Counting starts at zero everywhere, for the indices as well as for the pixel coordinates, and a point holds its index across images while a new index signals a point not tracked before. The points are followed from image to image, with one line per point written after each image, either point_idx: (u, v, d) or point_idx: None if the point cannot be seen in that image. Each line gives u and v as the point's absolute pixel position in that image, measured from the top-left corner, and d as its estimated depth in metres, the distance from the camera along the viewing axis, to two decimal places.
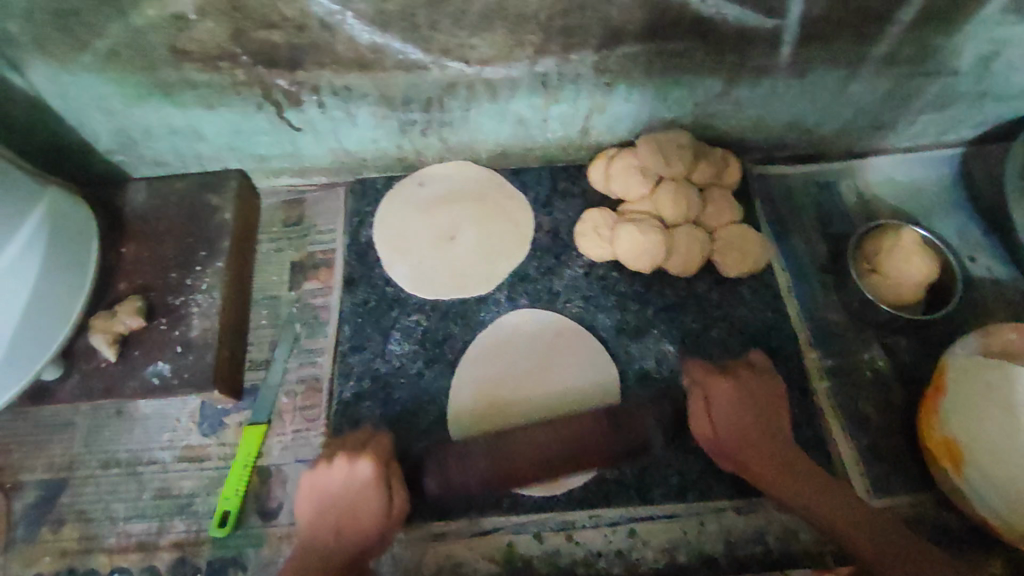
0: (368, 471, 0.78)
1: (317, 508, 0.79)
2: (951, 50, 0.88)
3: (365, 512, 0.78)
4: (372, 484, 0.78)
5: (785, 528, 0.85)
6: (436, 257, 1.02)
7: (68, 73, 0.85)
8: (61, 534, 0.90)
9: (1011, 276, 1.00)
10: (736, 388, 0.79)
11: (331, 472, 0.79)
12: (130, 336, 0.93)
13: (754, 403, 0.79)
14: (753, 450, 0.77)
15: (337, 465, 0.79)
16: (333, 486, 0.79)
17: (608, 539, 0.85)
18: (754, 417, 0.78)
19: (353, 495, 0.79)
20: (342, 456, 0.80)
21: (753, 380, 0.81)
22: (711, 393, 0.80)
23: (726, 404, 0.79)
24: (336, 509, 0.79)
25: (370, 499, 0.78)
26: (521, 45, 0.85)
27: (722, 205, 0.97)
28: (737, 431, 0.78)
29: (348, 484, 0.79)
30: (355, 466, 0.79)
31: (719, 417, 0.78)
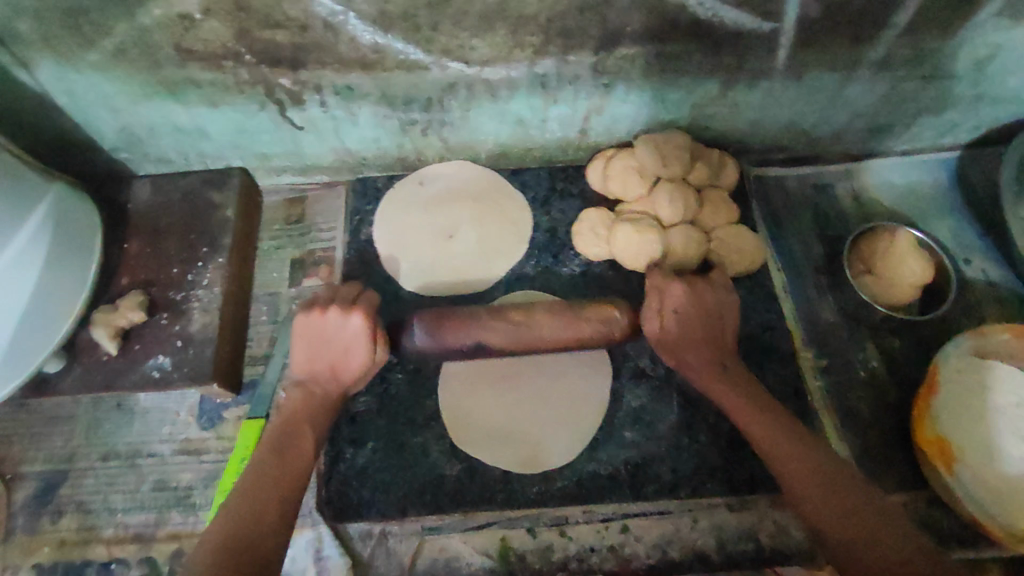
0: (359, 322, 0.81)
1: (311, 351, 0.83)
2: (946, 55, 0.89)
3: (355, 358, 0.82)
4: (364, 335, 0.81)
5: (778, 526, 0.87)
6: (434, 254, 1.03)
7: (76, 70, 0.87)
8: (60, 525, 0.91)
9: (1007, 279, 1.01)
10: (688, 291, 0.87)
11: (326, 317, 0.82)
12: (131, 330, 0.94)
13: (702, 305, 0.87)
14: (693, 347, 0.85)
15: (333, 312, 0.82)
16: (326, 332, 0.82)
17: (601, 534, 0.88)
18: (700, 319, 0.86)
19: (346, 342, 0.82)
20: (337, 305, 0.82)
21: (711, 292, 0.88)
22: (665, 292, 0.87)
23: (678, 308, 0.86)
24: (328, 358, 0.82)
25: (363, 349, 0.81)
26: (520, 47, 0.86)
27: (718, 205, 0.98)
28: (685, 331, 0.85)
29: (339, 331, 0.82)
30: (351, 315, 0.81)
31: (669, 315, 0.86)
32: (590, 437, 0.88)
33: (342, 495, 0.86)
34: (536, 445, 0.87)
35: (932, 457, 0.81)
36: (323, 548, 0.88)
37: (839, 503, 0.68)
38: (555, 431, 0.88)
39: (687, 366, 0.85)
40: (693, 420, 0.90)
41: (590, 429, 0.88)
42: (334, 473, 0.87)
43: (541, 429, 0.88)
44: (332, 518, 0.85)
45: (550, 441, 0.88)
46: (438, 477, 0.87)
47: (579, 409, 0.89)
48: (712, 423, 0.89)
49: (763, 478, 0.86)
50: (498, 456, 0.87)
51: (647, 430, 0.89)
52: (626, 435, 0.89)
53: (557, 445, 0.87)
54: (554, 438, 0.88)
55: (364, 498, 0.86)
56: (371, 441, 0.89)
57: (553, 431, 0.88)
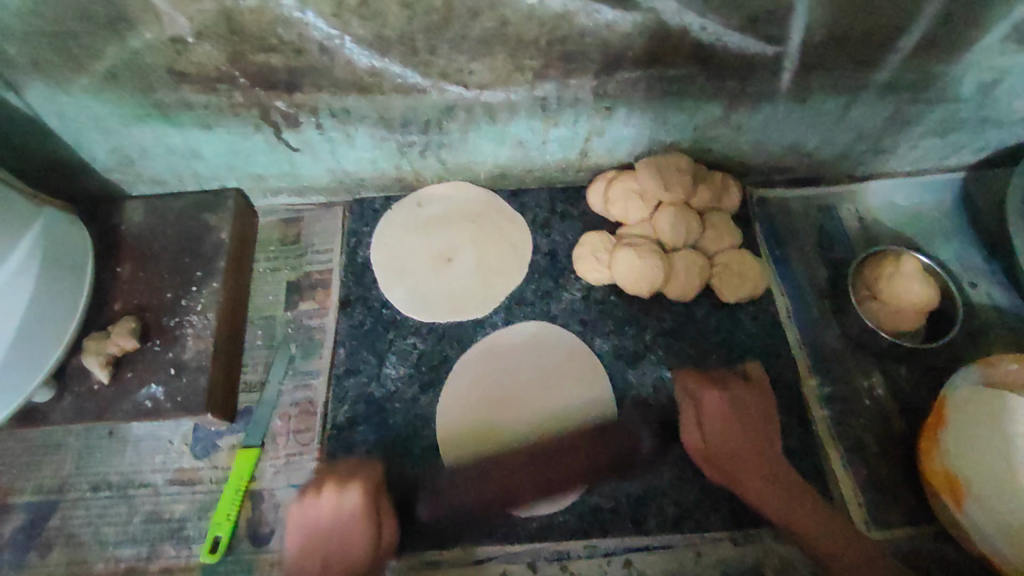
0: (356, 498, 0.78)
1: (307, 545, 0.76)
2: (951, 78, 0.88)
3: (358, 544, 0.76)
4: (363, 517, 0.77)
5: (783, 561, 0.83)
6: (432, 278, 1.02)
7: (66, 93, 0.85)
8: (49, 559, 0.89)
9: (1013, 303, 0.99)
10: (727, 401, 0.80)
11: (320, 504, 0.78)
12: (123, 358, 0.92)
13: (743, 415, 0.80)
14: (742, 457, 0.78)
15: (325, 496, 0.78)
16: (320, 522, 0.77)
17: (603, 568, 0.83)
18: (746, 429, 0.79)
19: (346, 528, 0.77)
20: (330, 485, 0.79)
21: (747, 395, 0.82)
22: (701, 402, 0.81)
23: (717, 415, 0.79)
24: (327, 543, 0.76)
25: (365, 530, 0.77)
26: (520, 71, 0.84)
27: (722, 230, 0.96)
28: (728, 440, 0.78)
29: (337, 516, 0.77)
30: (346, 492, 0.79)
31: (712, 433, 0.78)
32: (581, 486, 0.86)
33: None
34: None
35: (940, 488, 0.81)
36: None
37: None
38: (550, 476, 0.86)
39: (744, 485, 0.78)
40: None
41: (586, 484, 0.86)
42: None
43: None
44: None
45: (538, 484, 0.86)
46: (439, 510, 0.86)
47: None
48: None
49: (767, 512, 0.85)
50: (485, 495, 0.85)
51: (650, 462, 0.88)
52: (630, 467, 0.88)
53: (548, 492, 0.85)
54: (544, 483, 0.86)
55: None
56: None
57: None
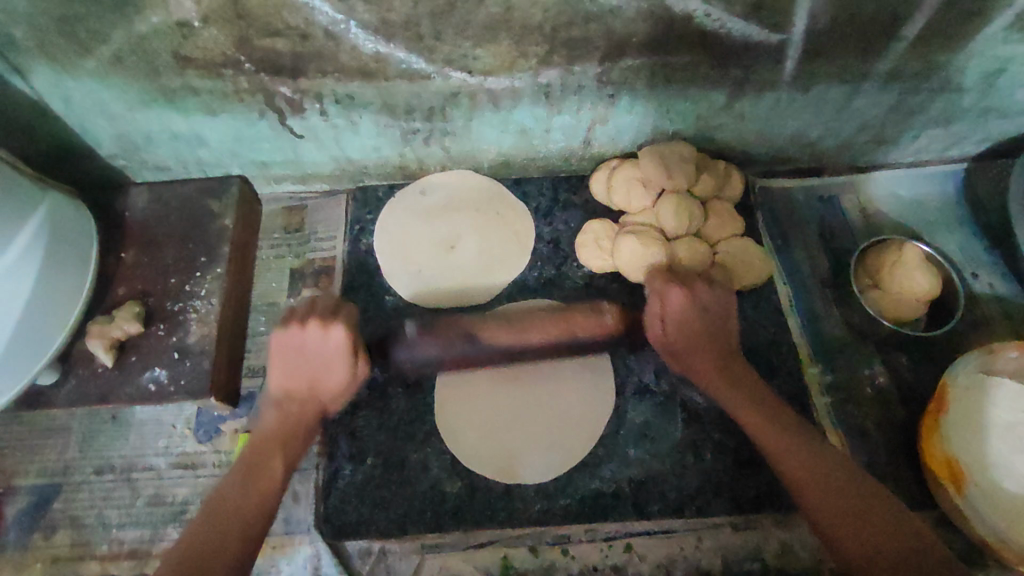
0: (340, 334, 0.77)
1: (288, 370, 0.78)
2: (955, 67, 0.88)
3: (335, 376, 0.78)
4: (344, 352, 0.77)
5: (783, 545, 0.86)
6: (435, 265, 1.02)
7: (71, 77, 0.85)
8: (54, 541, 0.90)
9: (1015, 293, 1.00)
10: (689, 295, 0.82)
11: (305, 333, 0.77)
12: (127, 342, 0.92)
13: (705, 316, 0.82)
14: (699, 348, 0.81)
15: (313, 328, 0.77)
16: (305, 348, 0.78)
17: (604, 553, 0.87)
18: (703, 324, 0.82)
19: (325, 358, 0.78)
20: (316, 320, 0.78)
21: (707, 291, 0.83)
22: (666, 296, 0.83)
23: (678, 312, 0.82)
24: (307, 372, 0.78)
25: (343, 365, 0.77)
26: (524, 57, 0.85)
27: (724, 218, 0.97)
28: (685, 336, 0.82)
29: (319, 346, 0.77)
30: (330, 329, 0.77)
31: (672, 325, 0.82)
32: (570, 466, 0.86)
33: (342, 512, 0.85)
34: (512, 456, 0.87)
35: (941, 477, 0.80)
36: (321, 566, 0.88)
37: (865, 524, 0.66)
38: (536, 451, 0.87)
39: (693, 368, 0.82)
40: (699, 437, 0.89)
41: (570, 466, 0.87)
42: (332, 490, 0.87)
43: (523, 444, 0.88)
44: (330, 536, 0.84)
45: (526, 458, 0.87)
46: (440, 494, 0.86)
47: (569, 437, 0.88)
48: (718, 439, 0.89)
49: (770, 498, 0.85)
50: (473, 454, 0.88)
51: (650, 447, 0.88)
52: (631, 452, 0.88)
53: (535, 464, 0.87)
54: (532, 457, 0.87)
55: (364, 516, 0.85)
56: (371, 457, 0.89)
57: (535, 450, 0.87)
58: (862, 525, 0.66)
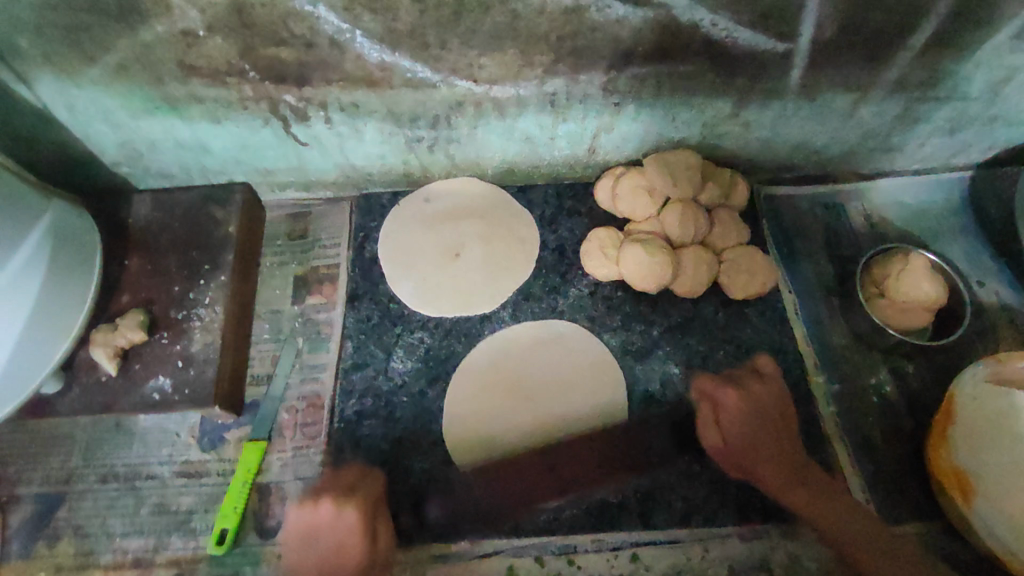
0: (352, 514, 0.76)
1: (301, 549, 0.75)
2: (961, 76, 0.88)
3: (350, 556, 0.75)
4: (357, 530, 0.75)
5: (790, 557, 0.83)
6: (440, 274, 1.01)
7: (76, 85, 0.85)
8: (57, 550, 0.89)
9: (1021, 301, 0.99)
10: (743, 397, 0.81)
11: (319, 511, 0.76)
12: (131, 350, 0.92)
13: (762, 414, 0.81)
14: (760, 455, 0.79)
15: (325, 507, 0.76)
16: (317, 534, 0.75)
17: (610, 564, 0.83)
18: (762, 425, 0.80)
19: (338, 543, 0.75)
20: (330, 498, 0.77)
21: (759, 388, 0.83)
22: (719, 403, 0.82)
23: (733, 412, 0.81)
24: (323, 549, 0.75)
25: (359, 546, 0.75)
26: (530, 66, 0.84)
27: (729, 226, 0.96)
28: (744, 437, 0.79)
29: (331, 530, 0.75)
30: (343, 510, 0.76)
31: (730, 429, 0.80)
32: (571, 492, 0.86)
33: None
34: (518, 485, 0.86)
35: (947, 484, 0.82)
36: None
37: None
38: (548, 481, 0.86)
39: (759, 478, 0.79)
40: (704, 447, 0.89)
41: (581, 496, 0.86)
42: None
43: (525, 464, 0.87)
44: None
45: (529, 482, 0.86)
46: (445, 504, 0.86)
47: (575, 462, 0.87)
48: None
49: (774, 507, 0.85)
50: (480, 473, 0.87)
51: (657, 456, 0.88)
52: (637, 462, 0.88)
53: (538, 488, 0.86)
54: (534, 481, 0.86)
55: None
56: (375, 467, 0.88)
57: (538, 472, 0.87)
58: None
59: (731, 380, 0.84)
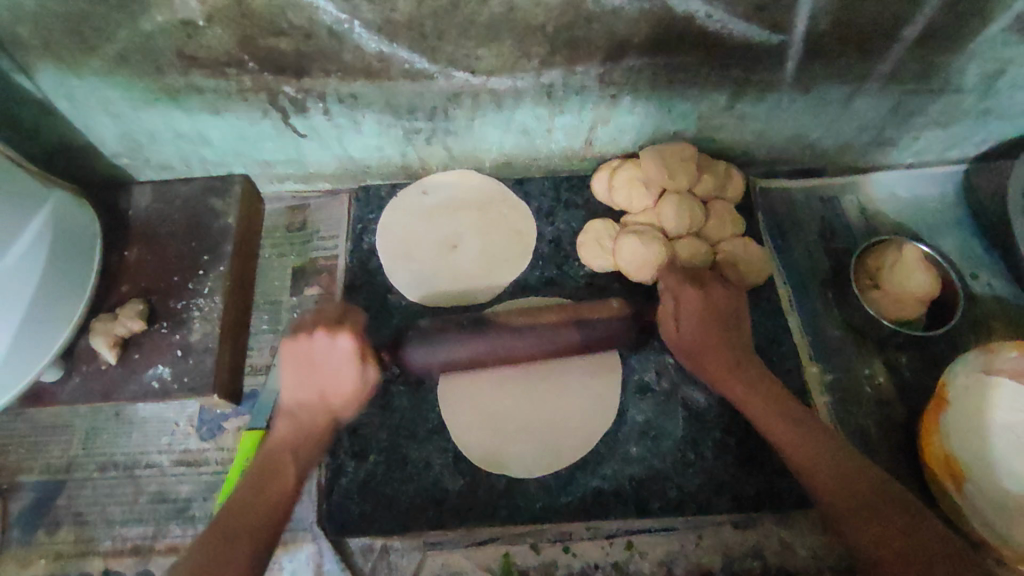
0: (347, 344, 0.77)
1: (296, 376, 0.78)
2: (954, 69, 0.88)
3: (344, 379, 0.78)
4: (351, 359, 0.77)
5: (784, 544, 0.86)
6: (437, 265, 1.02)
7: (76, 76, 0.86)
8: (57, 537, 0.90)
9: (1014, 293, 1.00)
10: (703, 294, 0.83)
11: (314, 343, 0.78)
12: (130, 339, 0.93)
13: (719, 309, 0.84)
14: (714, 346, 0.83)
15: (320, 338, 0.78)
16: (316, 358, 0.78)
17: (606, 551, 0.87)
18: (719, 320, 0.83)
19: (334, 364, 0.78)
20: (324, 328, 0.78)
21: (720, 291, 0.85)
22: (681, 295, 0.85)
23: (694, 309, 0.83)
24: (316, 381, 0.78)
25: (351, 371, 0.78)
26: (526, 57, 0.85)
27: (725, 217, 0.97)
28: (700, 332, 0.83)
29: (326, 355, 0.78)
30: (338, 338, 0.77)
31: (685, 318, 0.84)
32: (552, 465, 0.87)
33: (344, 510, 0.86)
34: (502, 451, 0.88)
35: (937, 471, 0.82)
36: (323, 563, 0.88)
37: (869, 514, 0.68)
38: (526, 442, 0.88)
39: (709, 368, 0.84)
40: (699, 436, 0.89)
41: (563, 464, 0.87)
42: (335, 487, 0.87)
43: (512, 435, 0.89)
44: (334, 532, 0.85)
45: (512, 450, 0.88)
46: (442, 492, 0.87)
47: (561, 438, 0.88)
48: (718, 438, 0.89)
49: (770, 495, 0.86)
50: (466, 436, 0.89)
51: (652, 445, 0.89)
52: (632, 450, 0.88)
53: (521, 458, 0.87)
54: (518, 450, 0.88)
55: (367, 513, 0.86)
56: (373, 455, 0.89)
57: (522, 443, 0.88)
58: (871, 514, 0.68)
59: (694, 278, 0.86)
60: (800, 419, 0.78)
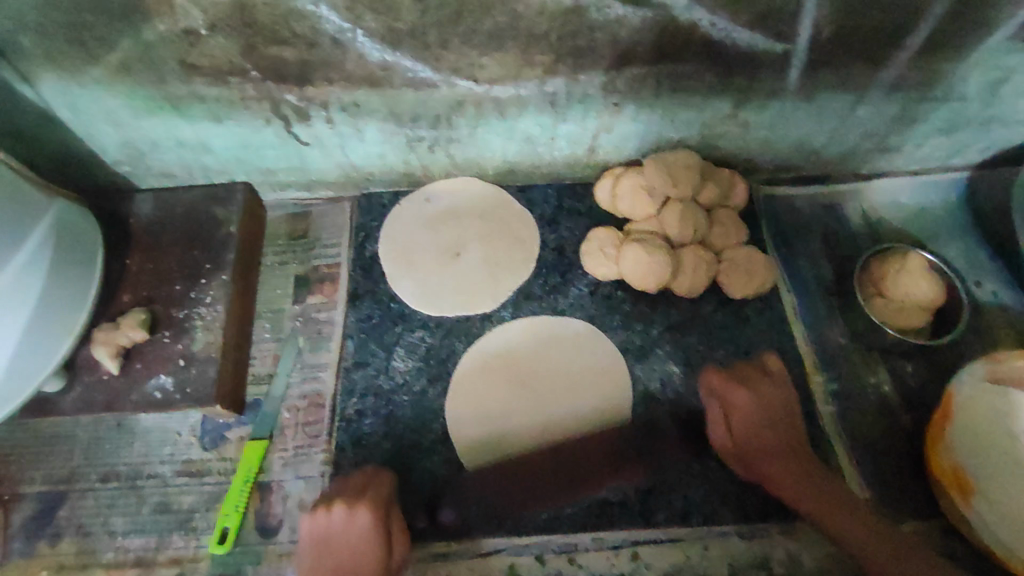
0: (362, 518, 0.77)
1: (317, 557, 0.77)
2: (958, 76, 0.88)
3: (366, 560, 0.76)
4: (371, 532, 0.77)
5: (790, 556, 0.83)
6: (441, 273, 1.02)
7: (78, 84, 0.86)
8: (58, 548, 0.89)
9: (1018, 301, 1.00)
10: (755, 400, 0.84)
11: (331, 518, 0.78)
12: (132, 349, 0.92)
13: (770, 414, 0.84)
14: (767, 449, 0.82)
15: (338, 511, 0.78)
16: (330, 532, 0.77)
17: (611, 562, 0.83)
18: (769, 421, 0.83)
19: (354, 543, 0.77)
20: (341, 502, 0.79)
21: (771, 389, 0.86)
22: (731, 405, 0.85)
23: (744, 411, 0.84)
24: (337, 558, 0.76)
25: (373, 549, 0.76)
26: (530, 66, 0.85)
27: (729, 225, 0.97)
28: (752, 432, 0.83)
29: (346, 531, 0.77)
30: (354, 513, 0.78)
31: (734, 420, 0.84)
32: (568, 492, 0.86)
33: None
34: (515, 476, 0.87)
35: (948, 484, 0.82)
36: None
37: None
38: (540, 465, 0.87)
39: (768, 474, 0.82)
40: (705, 445, 0.89)
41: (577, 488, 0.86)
42: None
43: (523, 456, 0.88)
44: None
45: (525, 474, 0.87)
46: (446, 503, 0.87)
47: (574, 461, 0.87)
48: None
49: (775, 506, 0.86)
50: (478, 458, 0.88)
51: (658, 455, 0.88)
52: (637, 460, 0.88)
53: (534, 481, 0.86)
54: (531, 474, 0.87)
55: None
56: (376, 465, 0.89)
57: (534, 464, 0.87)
58: None
59: (741, 381, 0.87)
60: (866, 517, 0.75)
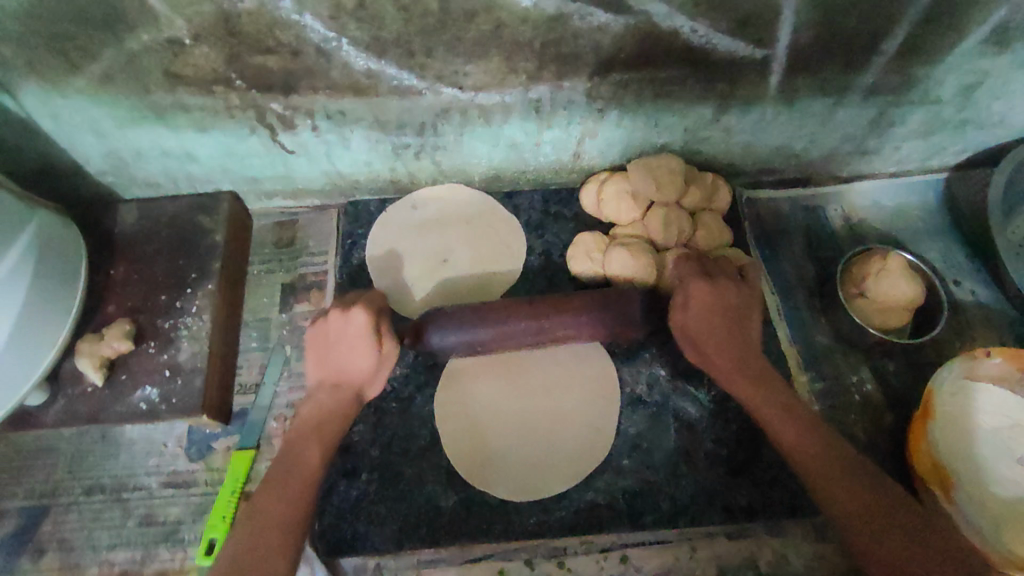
0: (362, 316, 0.79)
1: (320, 356, 0.81)
2: (933, 81, 0.90)
3: (362, 362, 0.80)
4: (366, 329, 0.79)
5: (777, 554, 0.85)
6: (428, 279, 1.02)
7: (60, 95, 0.85)
8: (41, 564, 0.88)
9: (996, 300, 1.02)
10: (711, 290, 0.84)
11: (331, 323, 0.81)
12: (117, 360, 0.91)
13: (724, 306, 0.84)
14: (716, 342, 0.83)
15: (335, 315, 0.81)
16: (333, 337, 0.81)
17: (600, 565, 0.85)
18: (724, 316, 0.84)
19: (352, 344, 0.80)
20: (339, 308, 0.81)
21: (734, 290, 0.85)
22: (689, 288, 0.85)
23: (700, 301, 0.84)
24: (338, 359, 0.81)
25: (368, 348, 0.80)
26: (514, 72, 0.86)
27: (713, 228, 0.98)
28: (707, 325, 0.83)
29: (343, 329, 0.80)
30: (352, 312, 0.80)
31: (693, 308, 0.84)
32: (536, 496, 0.86)
33: (336, 529, 0.85)
34: (488, 471, 0.88)
35: (928, 480, 0.81)
36: None
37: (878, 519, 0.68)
38: (514, 467, 0.88)
39: (714, 366, 0.83)
40: (691, 447, 0.90)
41: (546, 493, 0.86)
42: (327, 506, 0.87)
43: (502, 453, 0.89)
44: (325, 553, 0.84)
45: (498, 469, 0.88)
46: (435, 510, 0.86)
47: (547, 466, 0.87)
48: (710, 449, 0.90)
49: (762, 506, 0.86)
50: (457, 448, 0.89)
51: (644, 457, 0.89)
52: (625, 463, 0.89)
53: (507, 480, 0.87)
54: (504, 469, 0.88)
55: (359, 532, 0.85)
56: (365, 473, 0.89)
57: (508, 462, 0.88)
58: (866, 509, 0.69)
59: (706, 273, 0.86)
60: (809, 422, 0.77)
